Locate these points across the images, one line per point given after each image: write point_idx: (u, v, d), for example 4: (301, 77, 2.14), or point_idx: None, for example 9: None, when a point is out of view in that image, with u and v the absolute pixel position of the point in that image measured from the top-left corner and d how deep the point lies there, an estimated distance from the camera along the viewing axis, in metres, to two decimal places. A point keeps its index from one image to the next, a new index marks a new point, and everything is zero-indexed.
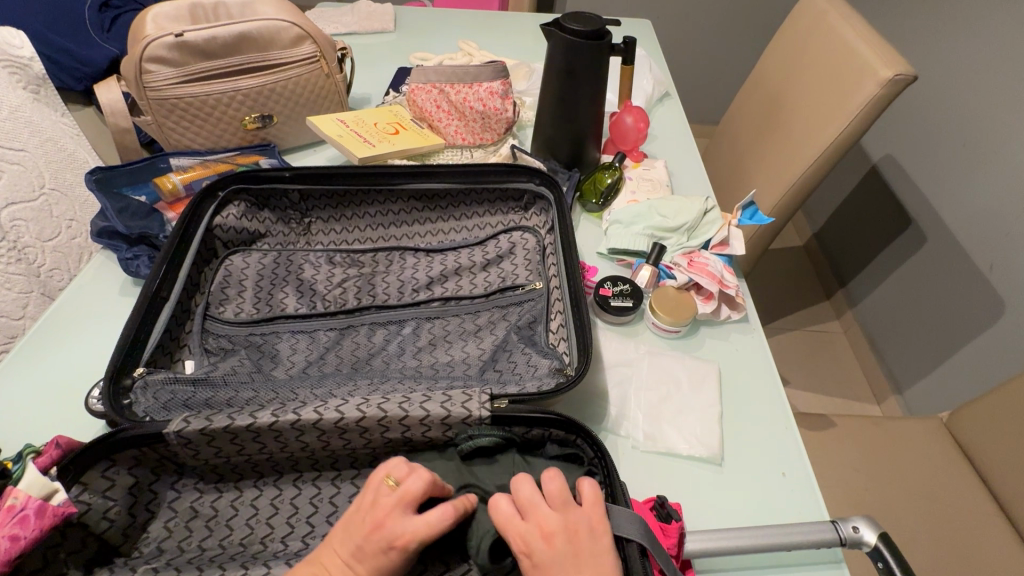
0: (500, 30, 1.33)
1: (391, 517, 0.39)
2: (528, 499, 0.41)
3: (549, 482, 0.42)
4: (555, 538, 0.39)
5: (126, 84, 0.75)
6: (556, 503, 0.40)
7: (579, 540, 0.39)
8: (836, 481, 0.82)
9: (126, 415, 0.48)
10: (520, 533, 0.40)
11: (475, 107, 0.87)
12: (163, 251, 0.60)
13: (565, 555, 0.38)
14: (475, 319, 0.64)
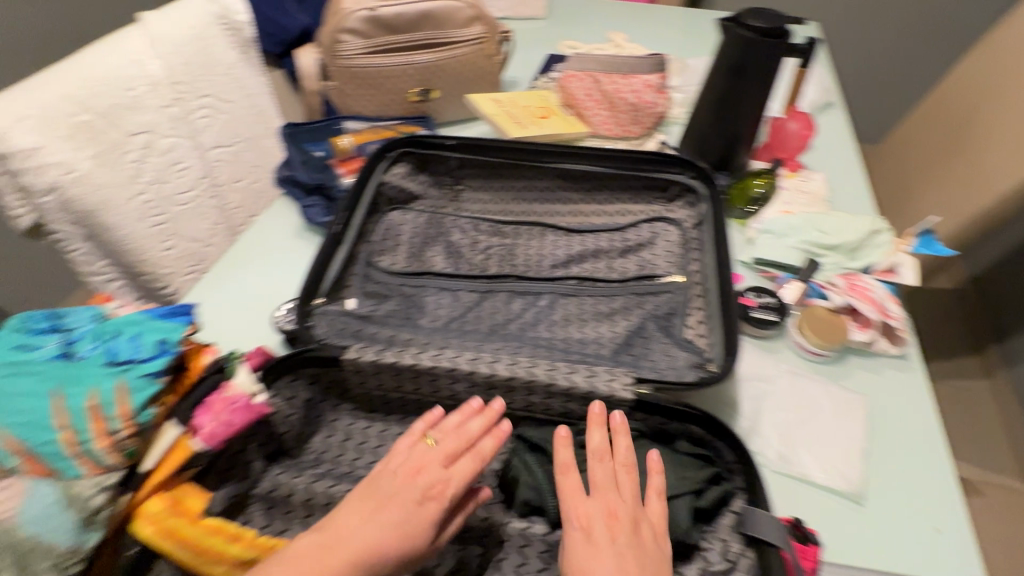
0: (656, 23, 1.30)
1: (426, 468, 0.44)
2: (595, 474, 0.44)
3: (622, 470, 0.44)
4: (606, 522, 0.41)
5: (321, 51, 0.84)
6: (626, 500, 0.42)
7: (639, 529, 0.41)
8: None
9: (309, 335, 0.57)
10: (585, 514, 0.42)
11: (628, 99, 0.87)
12: (345, 202, 0.69)
13: (621, 551, 0.39)
14: (610, 302, 0.64)
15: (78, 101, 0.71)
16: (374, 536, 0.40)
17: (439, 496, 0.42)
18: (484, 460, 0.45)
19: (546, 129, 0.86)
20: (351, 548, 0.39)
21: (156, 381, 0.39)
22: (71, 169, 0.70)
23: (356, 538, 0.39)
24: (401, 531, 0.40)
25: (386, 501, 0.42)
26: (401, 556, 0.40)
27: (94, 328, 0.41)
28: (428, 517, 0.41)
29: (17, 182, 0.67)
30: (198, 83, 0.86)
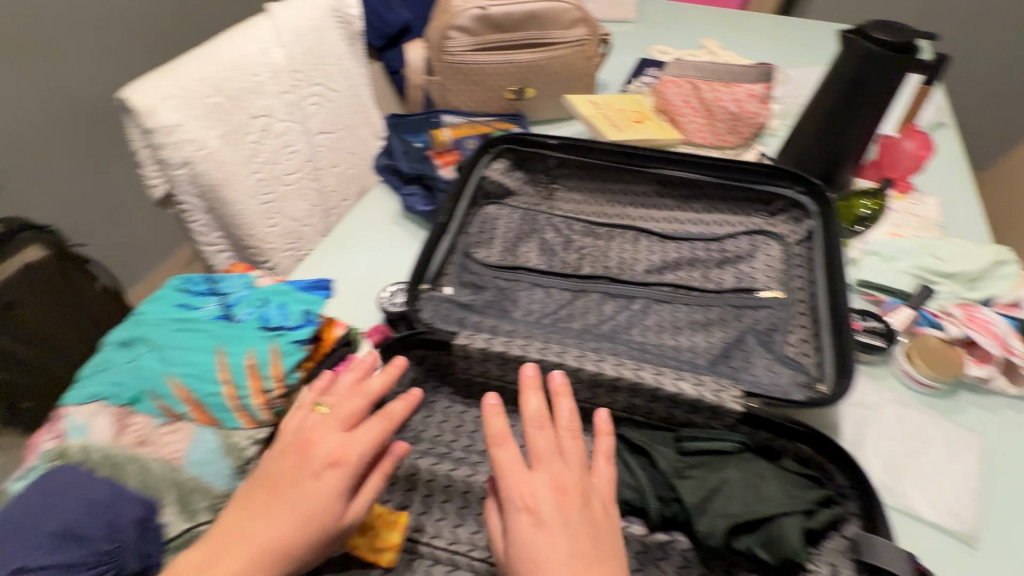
0: (754, 31, 1.27)
1: (321, 438, 0.38)
2: (535, 442, 0.42)
3: (568, 439, 0.43)
4: (550, 495, 0.39)
5: (428, 47, 0.87)
6: (575, 474, 0.41)
7: (590, 503, 0.40)
8: None
9: (418, 319, 0.61)
10: (528, 491, 0.39)
11: (728, 108, 0.86)
12: (451, 193, 0.73)
13: (574, 530, 0.38)
14: (706, 312, 0.64)
15: (212, 84, 0.77)
16: (274, 531, 0.35)
17: (343, 462, 0.37)
18: (395, 420, 0.39)
19: (641, 134, 0.86)
20: (245, 551, 0.34)
21: (302, 348, 0.42)
22: (202, 147, 0.76)
23: (253, 539, 0.35)
24: (302, 514, 0.35)
25: (289, 477, 0.37)
26: (317, 534, 0.35)
27: (246, 293, 0.45)
28: (336, 489, 0.36)
29: (158, 155, 0.74)
30: (312, 72, 0.92)
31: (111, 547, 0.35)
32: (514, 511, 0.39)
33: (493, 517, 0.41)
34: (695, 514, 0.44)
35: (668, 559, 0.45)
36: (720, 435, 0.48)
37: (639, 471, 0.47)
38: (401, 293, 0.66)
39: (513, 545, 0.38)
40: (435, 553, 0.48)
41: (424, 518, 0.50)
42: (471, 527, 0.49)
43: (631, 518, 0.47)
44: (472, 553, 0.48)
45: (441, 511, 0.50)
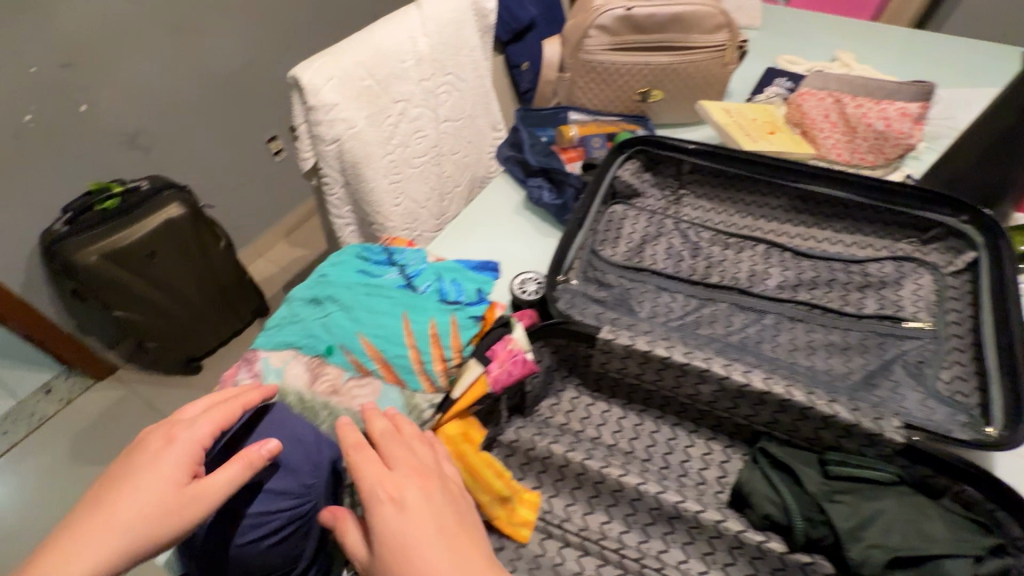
0: (894, 46, 1.20)
1: (171, 425, 0.39)
2: (392, 446, 0.39)
3: (417, 441, 0.41)
4: (411, 484, 0.37)
5: (565, 44, 0.89)
6: (430, 466, 0.39)
7: (450, 494, 0.38)
8: None
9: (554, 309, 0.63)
10: (390, 482, 0.37)
11: (874, 125, 0.82)
12: (586, 190, 0.75)
13: (438, 511, 0.36)
14: (844, 336, 0.61)
15: (367, 68, 0.82)
16: (115, 511, 0.35)
17: (179, 439, 0.38)
18: (242, 405, 0.41)
19: (775, 145, 0.83)
20: (89, 533, 0.35)
21: (477, 323, 0.47)
22: (352, 126, 0.82)
23: (94, 520, 0.35)
24: (140, 491, 0.36)
25: (128, 471, 0.37)
26: (172, 506, 0.36)
27: (425, 267, 0.50)
28: (178, 465, 0.37)
29: (314, 130, 0.80)
30: (449, 61, 0.95)
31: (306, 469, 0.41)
32: (385, 508, 0.36)
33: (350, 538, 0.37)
34: (847, 540, 0.43)
35: None
36: (871, 464, 0.46)
37: (784, 490, 0.46)
38: (532, 283, 0.67)
39: (379, 543, 0.35)
40: (567, 537, 0.49)
41: (553, 501, 0.51)
42: (601, 517, 0.50)
43: (770, 533, 0.46)
44: (604, 542, 0.48)
45: (571, 497, 0.51)
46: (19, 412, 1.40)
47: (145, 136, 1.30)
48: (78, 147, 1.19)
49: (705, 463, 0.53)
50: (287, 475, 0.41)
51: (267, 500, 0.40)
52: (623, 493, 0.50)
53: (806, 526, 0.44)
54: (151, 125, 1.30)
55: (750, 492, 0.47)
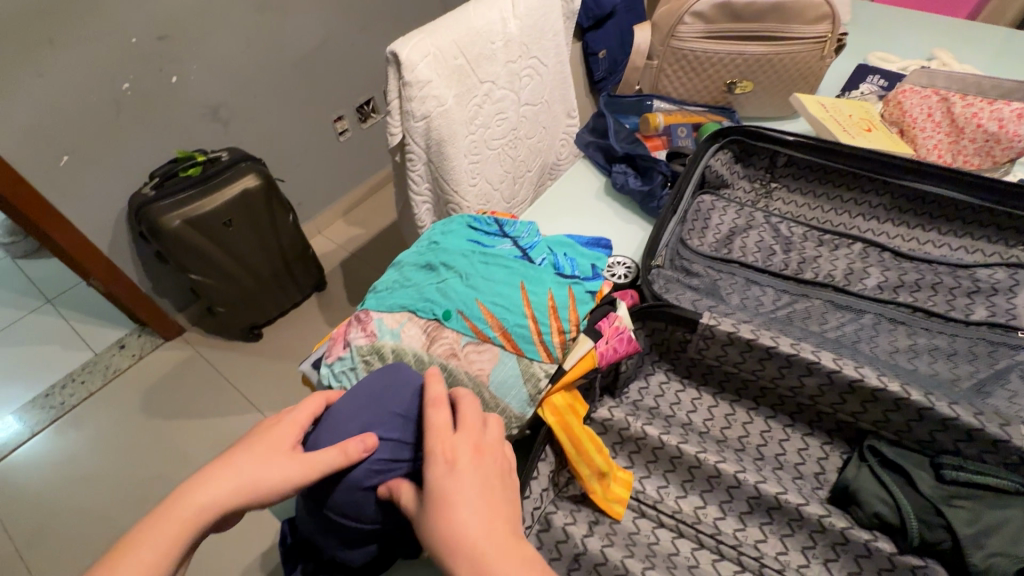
0: (997, 46, 1.13)
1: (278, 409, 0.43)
2: (467, 415, 0.40)
3: (490, 416, 0.41)
4: (467, 449, 0.38)
5: (656, 31, 0.88)
6: (493, 442, 0.39)
7: (501, 476, 0.38)
8: None
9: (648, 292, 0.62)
10: (450, 445, 0.38)
11: (986, 127, 0.77)
12: (679, 179, 0.73)
13: (482, 487, 0.36)
14: (951, 341, 0.59)
15: (459, 47, 0.83)
16: (226, 469, 0.38)
17: (286, 416, 0.42)
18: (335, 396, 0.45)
19: (873, 142, 0.80)
20: (199, 489, 0.37)
21: (592, 297, 0.49)
22: (441, 104, 0.83)
23: (206, 477, 0.38)
24: (248, 453, 0.39)
25: (243, 437, 0.40)
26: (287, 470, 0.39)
27: (538, 241, 0.53)
28: (285, 433, 0.40)
29: (405, 106, 0.81)
30: (534, 44, 0.96)
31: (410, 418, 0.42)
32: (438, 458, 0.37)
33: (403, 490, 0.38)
34: (968, 547, 0.41)
35: None
36: (992, 471, 0.44)
37: (897, 490, 0.45)
38: (621, 267, 0.68)
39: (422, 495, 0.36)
40: (661, 518, 0.49)
41: (645, 481, 0.51)
42: (695, 501, 0.50)
43: (878, 533, 0.45)
44: (699, 526, 0.48)
45: (664, 479, 0.51)
46: (94, 364, 1.48)
47: (226, 109, 1.34)
48: (167, 116, 1.24)
49: (802, 458, 0.52)
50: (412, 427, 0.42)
51: (395, 449, 0.41)
52: (720, 480, 0.50)
53: (922, 529, 0.43)
54: (233, 99, 1.35)
55: (857, 489, 0.46)
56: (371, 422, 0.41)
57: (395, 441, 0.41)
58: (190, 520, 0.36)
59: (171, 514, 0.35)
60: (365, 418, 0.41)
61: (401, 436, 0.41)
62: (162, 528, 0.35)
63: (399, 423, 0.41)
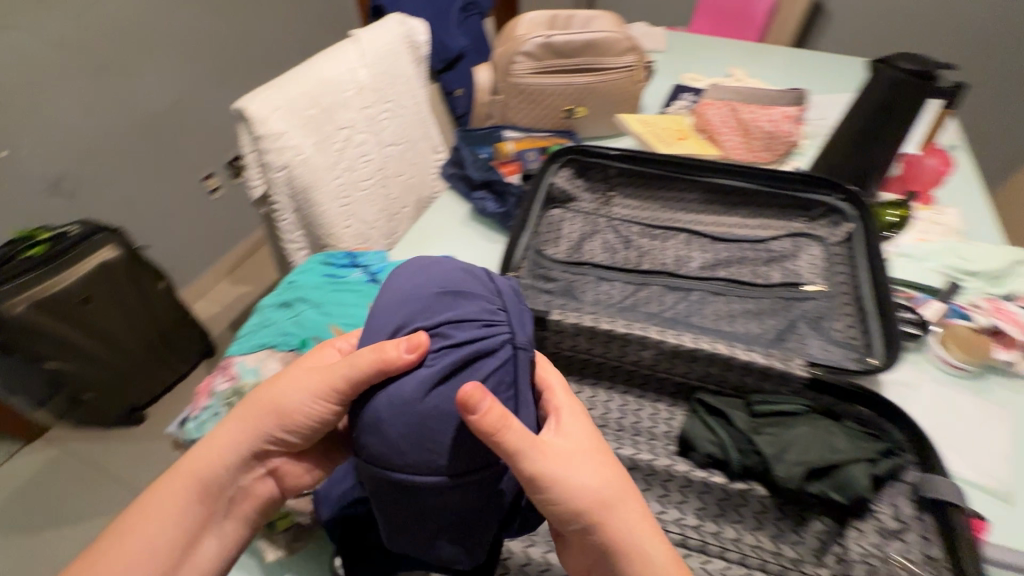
0: (778, 61, 1.39)
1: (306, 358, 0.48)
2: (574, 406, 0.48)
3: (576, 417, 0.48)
4: (589, 418, 0.47)
5: (495, 71, 0.98)
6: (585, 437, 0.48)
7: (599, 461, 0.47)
8: None
9: None
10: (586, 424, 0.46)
11: (764, 128, 0.96)
12: (526, 198, 0.83)
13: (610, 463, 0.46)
14: (758, 303, 0.71)
15: (309, 98, 0.87)
16: (239, 422, 0.47)
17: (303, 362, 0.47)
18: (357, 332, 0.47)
19: (684, 149, 0.95)
20: (220, 443, 0.47)
21: None
22: (300, 153, 0.85)
23: (230, 430, 0.47)
24: (262, 405, 0.46)
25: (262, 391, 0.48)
26: (286, 395, 0.46)
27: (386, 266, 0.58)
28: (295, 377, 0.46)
29: (262, 159, 0.83)
30: (387, 90, 1.02)
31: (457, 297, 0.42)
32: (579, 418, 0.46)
33: (514, 418, 0.38)
34: (773, 462, 0.50)
35: (746, 504, 0.52)
36: (785, 399, 0.55)
37: (720, 430, 0.54)
38: None
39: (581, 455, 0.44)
40: None
41: None
42: None
43: (712, 470, 0.54)
44: None
45: None
46: None
47: (68, 181, 1.24)
48: None
49: (653, 422, 0.60)
50: (453, 302, 0.42)
51: (449, 330, 0.40)
52: None
53: (738, 457, 0.52)
54: (76, 169, 1.25)
55: (692, 437, 0.55)
56: (413, 315, 0.42)
57: (445, 323, 0.41)
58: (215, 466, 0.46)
59: (190, 471, 0.46)
60: (408, 311, 0.42)
61: (451, 314, 0.41)
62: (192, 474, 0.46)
63: (443, 304, 0.42)
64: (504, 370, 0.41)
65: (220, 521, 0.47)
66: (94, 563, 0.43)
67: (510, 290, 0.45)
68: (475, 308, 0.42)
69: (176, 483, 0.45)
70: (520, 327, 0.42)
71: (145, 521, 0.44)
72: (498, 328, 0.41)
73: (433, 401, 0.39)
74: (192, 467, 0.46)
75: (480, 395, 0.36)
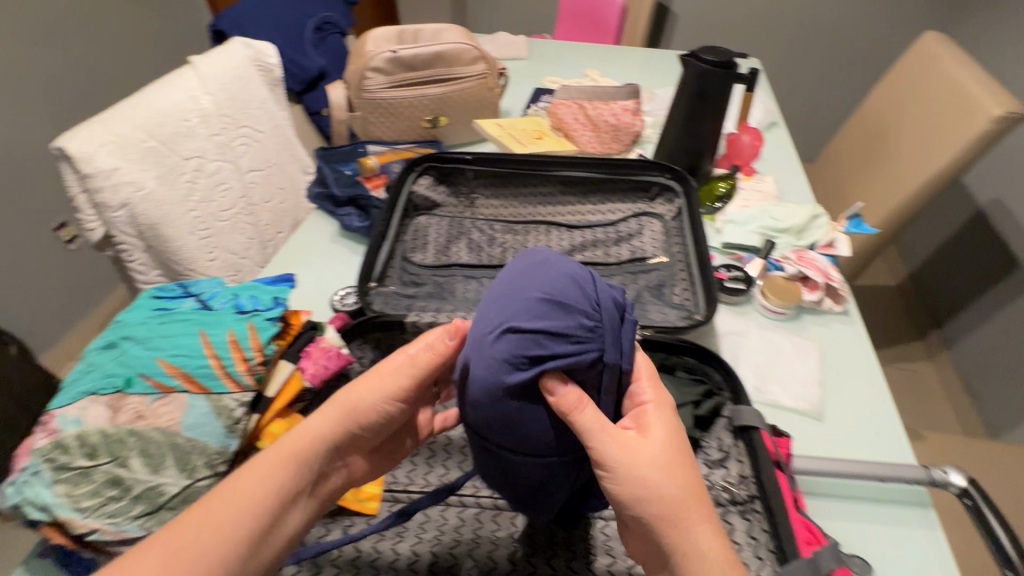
0: (629, 61, 1.52)
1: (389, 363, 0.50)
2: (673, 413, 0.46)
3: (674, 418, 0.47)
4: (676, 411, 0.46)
5: (349, 87, 0.99)
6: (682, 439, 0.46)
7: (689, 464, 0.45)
8: (990, 480, 0.88)
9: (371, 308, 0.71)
10: (672, 433, 0.45)
11: (609, 121, 1.05)
12: (385, 208, 0.83)
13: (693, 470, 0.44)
14: (610, 280, 0.78)
15: (145, 130, 0.83)
16: (330, 414, 0.48)
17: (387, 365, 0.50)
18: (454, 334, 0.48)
19: (542, 147, 1.01)
20: (314, 428, 0.47)
21: (274, 323, 0.51)
22: (140, 188, 0.81)
23: (320, 420, 0.48)
24: (346, 406, 0.48)
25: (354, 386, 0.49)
26: (361, 395, 0.49)
27: (220, 291, 0.54)
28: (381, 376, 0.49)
29: (95, 199, 0.77)
30: (238, 115, 0.99)
31: (558, 309, 0.41)
32: (664, 421, 0.45)
33: (591, 404, 0.41)
34: None
35: None
36: None
37: None
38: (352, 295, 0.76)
39: (657, 461, 0.43)
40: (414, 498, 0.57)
41: (397, 472, 0.58)
42: (439, 470, 0.58)
43: None
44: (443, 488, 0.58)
45: (412, 463, 0.59)
46: None
47: None
48: None
49: None
50: (550, 314, 0.41)
51: (546, 344, 0.41)
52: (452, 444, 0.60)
53: None
54: None
55: None
56: (509, 319, 0.41)
57: (543, 333, 0.41)
58: (302, 448, 0.46)
59: (282, 448, 0.46)
60: (510, 309, 0.42)
61: (549, 324, 0.41)
62: (280, 452, 0.45)
63: (544, 314, 0.41)
64: (591, 379, 0.43)
65: (302, 501, 0.46)
66: (174, 537, 0.39)
67: (611, 301, 0.44)
68: (572, 323, 0.41)
69: (258, 464, 0.44)
70: (611, 344, 0.43)
71: (225, 493, 0.42)
72: (591, 347, 0.42)
73: (520, 401, 0.42)
74: (285, 444, 0.46)
75: (558, 382, 0.42)
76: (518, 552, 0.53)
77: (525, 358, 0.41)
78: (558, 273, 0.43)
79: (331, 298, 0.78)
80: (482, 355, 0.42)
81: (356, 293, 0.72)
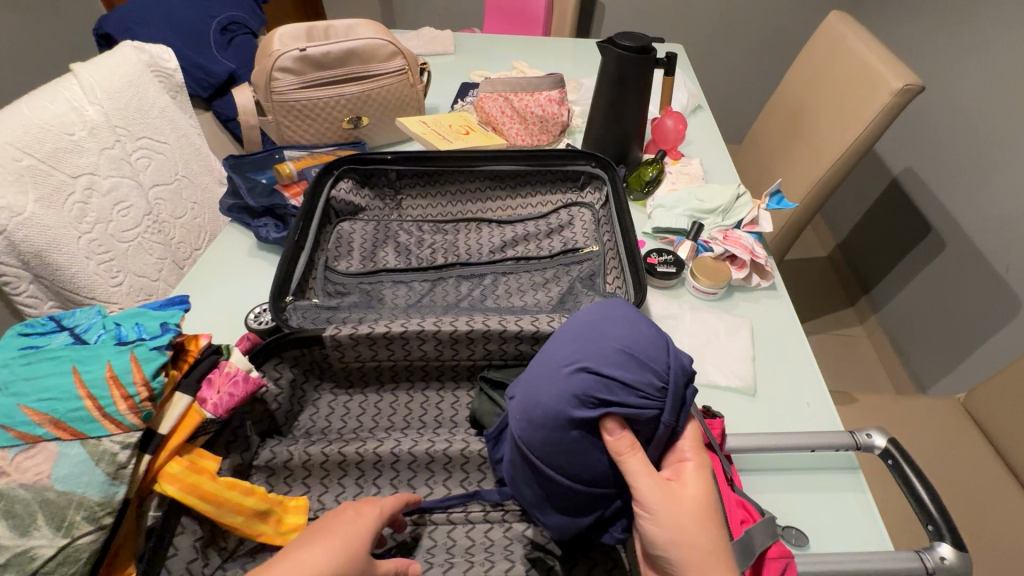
0: (556, 51, 1.51)
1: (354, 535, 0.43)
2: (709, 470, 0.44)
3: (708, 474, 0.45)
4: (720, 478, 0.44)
5: (257, 90, 0.92)
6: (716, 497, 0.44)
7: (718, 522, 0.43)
8: (913, 435, 0.93)
9: (286, 324, 0.65)
10: (701, 491, 0.42)
11: (536, 112, 1.03)
12: (300, 215, 0.76)
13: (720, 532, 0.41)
14: (543, 274, 0.76)
15: (18, 147, 0.74)
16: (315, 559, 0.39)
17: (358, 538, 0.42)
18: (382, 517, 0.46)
19: (469, 142, 0.99)
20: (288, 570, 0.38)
21: (162, 352, 0.45)
22: (19, 213, 0.72)
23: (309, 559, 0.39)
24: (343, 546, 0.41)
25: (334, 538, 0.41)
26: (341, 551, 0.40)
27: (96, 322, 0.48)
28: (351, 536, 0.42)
29: None
30: (133, 126, 0.91)
31: (634, 360, 0.42)
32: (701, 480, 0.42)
33: (638, 457, 0.42)
34: None
35: None
36: None
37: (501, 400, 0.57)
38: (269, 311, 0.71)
39: (685, 518, 0.41)
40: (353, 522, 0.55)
41: (324, 497, 0.56)
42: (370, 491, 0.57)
43: None
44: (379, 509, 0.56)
45: (341, 485, 0.57)
46: None
47: None
48: None
49: (453, 410, 0.63)
50: (628, 364, 0.42)
51: (615, 390, 0.42)
52: (382, 461, 0.58)
53: None
54: None
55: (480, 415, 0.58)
56: (588, 359, 0.43)
57: (616, 381, 0.42)
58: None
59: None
60: (591, 351, 0.43)
61: (624, 373, 0.42)
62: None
63: (620, 361, 0.42)
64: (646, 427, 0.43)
65: None
66: None
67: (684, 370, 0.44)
68: (644, 377, 0.42)
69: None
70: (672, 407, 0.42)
71: None
72: (656, 407, 0.42)
73: (575, 436, 0.43)
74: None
75: (618, 424, 0.42)
76: (454, 567, 0.51)
77: (593, 400, 0.42)
78: (637, 328, 0.44)
79: (245, 317, 0.72)
80: (553, 384, 0.43)
81: (269, 308, 0.66)
